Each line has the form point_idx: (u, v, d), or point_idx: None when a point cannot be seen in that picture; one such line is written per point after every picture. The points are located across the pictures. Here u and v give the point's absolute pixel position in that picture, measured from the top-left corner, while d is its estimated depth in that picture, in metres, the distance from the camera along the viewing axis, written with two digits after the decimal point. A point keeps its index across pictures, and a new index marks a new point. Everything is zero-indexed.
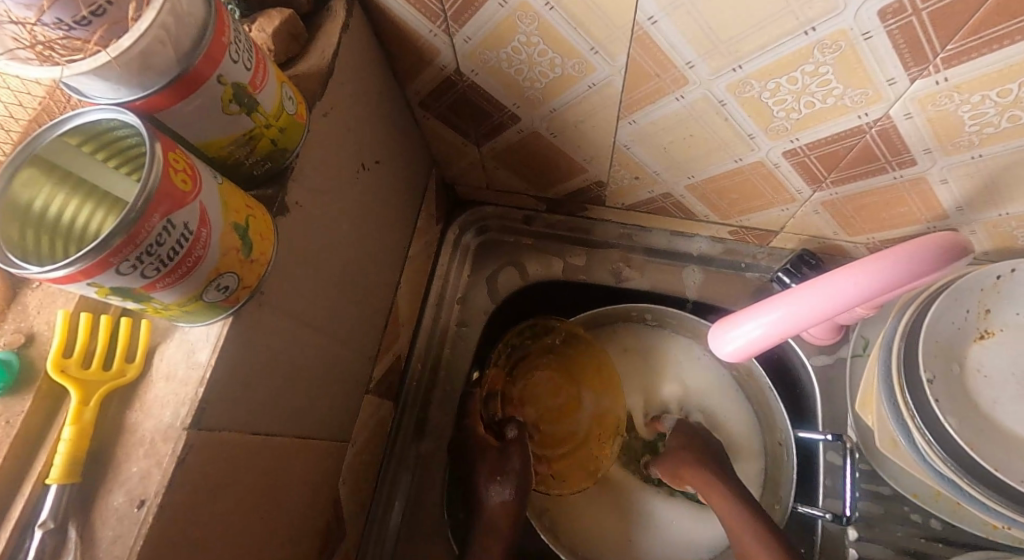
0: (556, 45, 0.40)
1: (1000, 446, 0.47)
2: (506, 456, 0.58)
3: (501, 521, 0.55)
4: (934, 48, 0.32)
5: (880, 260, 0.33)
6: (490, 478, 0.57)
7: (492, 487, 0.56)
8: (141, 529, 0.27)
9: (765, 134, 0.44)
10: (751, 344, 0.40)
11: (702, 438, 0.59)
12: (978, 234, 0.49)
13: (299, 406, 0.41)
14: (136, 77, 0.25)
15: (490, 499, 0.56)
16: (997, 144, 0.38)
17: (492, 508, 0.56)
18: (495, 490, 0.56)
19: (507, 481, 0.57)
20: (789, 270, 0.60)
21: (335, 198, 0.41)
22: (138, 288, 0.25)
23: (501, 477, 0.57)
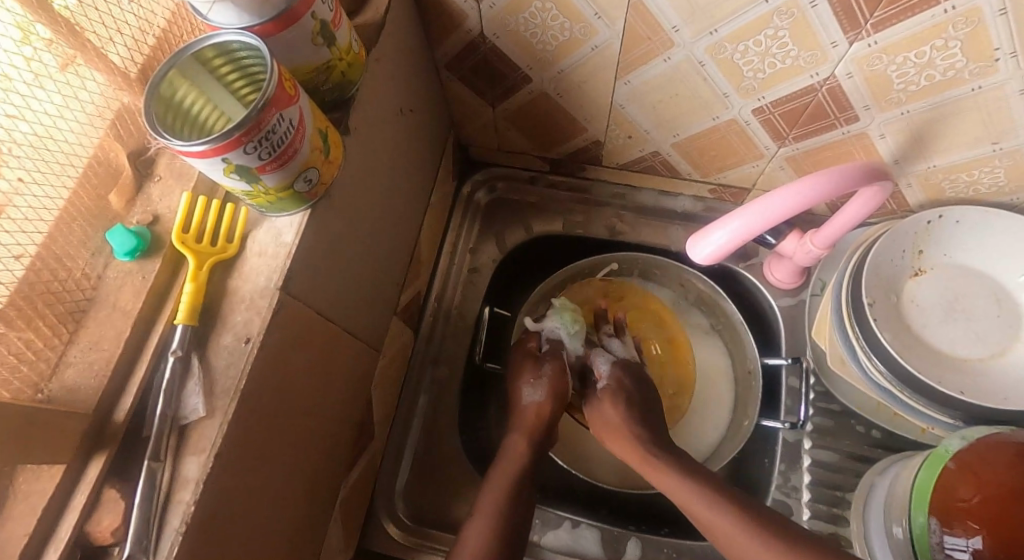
0: (566, 11, 0.49)
1: (929, 361, 0.56)
2: (541, 363, 0.63)
3: (529, 421, 0.60)
4: (864, 15, 0.41)
5: (812, 179, 0.43)
6: (526, 381, 0.62)
7: (526, 389, 0.61)
8: (250, 357, 0.35)
9: (738, 92, 0.53)
10: (719, 250, 0.49)
11: (630, 378, 0.62)
12: (913, 187, 0.58)
13: (347, 304, 0.49)
14: (257, 8, 0.32)
15: (525, 399, 0.61)
16: (920, 100, 0.48)
17: (525, 408, 0.60)
18: (530, 392, 0.61)
19: (539, 384, 0.61)
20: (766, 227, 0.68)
21: (379, 133, 0.49)
22: (253, 170, 0.33)
23: (535, 379, 0.61)
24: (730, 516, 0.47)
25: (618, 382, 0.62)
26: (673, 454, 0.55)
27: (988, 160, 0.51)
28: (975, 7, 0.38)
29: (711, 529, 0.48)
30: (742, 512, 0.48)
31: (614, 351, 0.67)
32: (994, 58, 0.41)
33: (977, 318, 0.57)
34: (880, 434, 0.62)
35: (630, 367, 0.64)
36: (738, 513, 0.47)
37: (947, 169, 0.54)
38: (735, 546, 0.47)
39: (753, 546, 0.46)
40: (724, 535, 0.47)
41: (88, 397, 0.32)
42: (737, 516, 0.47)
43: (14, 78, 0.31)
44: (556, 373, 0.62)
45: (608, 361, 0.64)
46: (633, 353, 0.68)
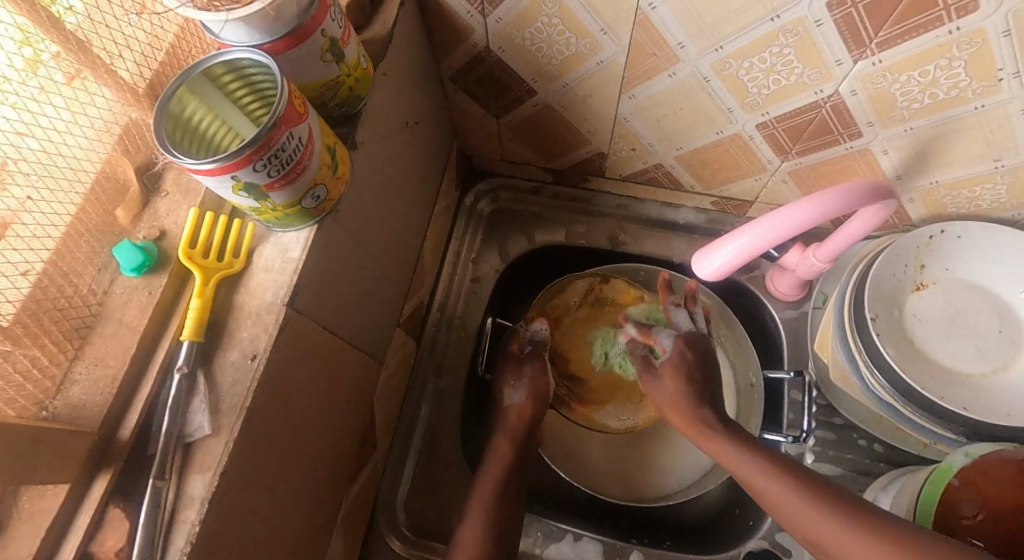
0: (572, 26, 0.49)
1: (931, 376, 0.56)
2: (522, 365, 0.66)
3: (513, 421, 0.62)
4: (869, 34, 0.41)
5: (818, 195, 0.43)
6: (508, 383, 0.65)
7: (509, 390, 0.64)
8: (256, 374, 0.35)
9: (743, 107, 0.53)
10: (725, 265, 0.49)
11: (694, 352, 0.59)
12: (915, 202, 0.59)
13: (351, 318, 0.48)
14: (268, 25, 0.32)
15: (508, 401, 0.63)
16: (924, 117, 0.48)
17: (509, 409, 0.63)
18: (513, 393, 0.64)
19: (520, 385, 0.64)
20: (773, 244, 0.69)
21: (384, 146, 0.49)
22: (262, 187, 0.33)
23: (514, 381, 0.65)
24: (790, 484, 0.45)
25: (682, 360, 0.59)
26: (731, 425, 0.53)
27: (990, 177, 0.52)
28: (979, 28, 0.38)
29: (755, 485, 0.47)
30: (786, 471, 0.46)
31: (693, 321, 0.63)
32: (998, 77, 0.42)
33: (979, 333, 0.57)
34: (882, 448, 0.62)
35: (697, 341, 0.61)
36: (770, 464, 0.47)
37: (950, 185, 0.55)
38: (798, 520, 0.43)
39: (817, 519, 0.42)
40: (766, 497, 0.46)
41: (93, 416, 0.32)
42: (790, 483, 0.45)
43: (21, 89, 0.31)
44: (535, 373, 0.65)
45: (672, 338, 0.61)
46: (701, 326, 0.63)
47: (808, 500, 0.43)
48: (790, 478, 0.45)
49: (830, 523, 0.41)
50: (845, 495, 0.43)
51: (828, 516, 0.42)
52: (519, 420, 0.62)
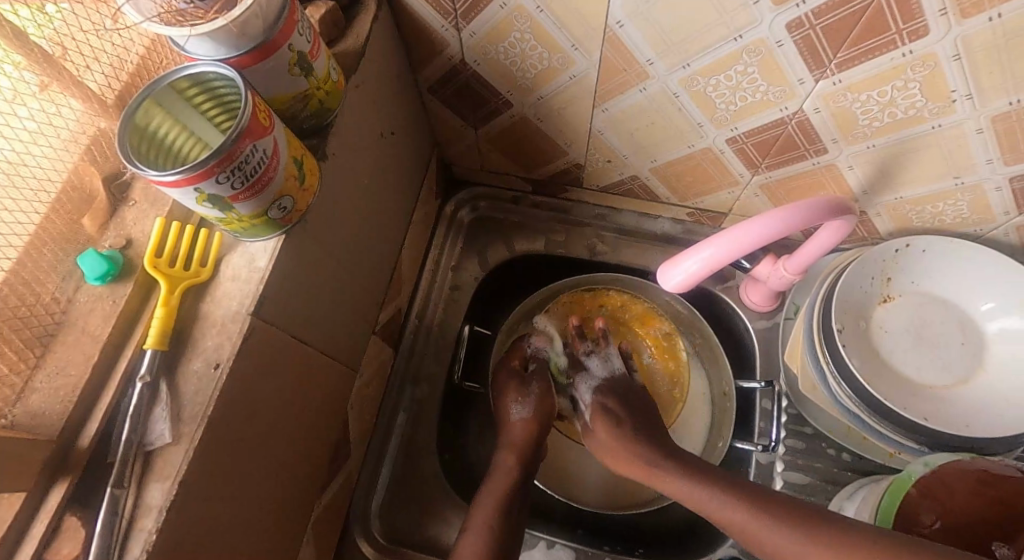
0: (545, 42, 0.50)
1: (896, 387, 0.57)
2: (528, 382, 0.67)
3: (520, 433, 0.63)
4: (828, 55, 0.43)
5: (783, 210, 0.44)
6: (513, 398, 0.65)
7: (515, 406, 0.65)
8: (219, 382, 0.35)
9: (712, 123, 0.55)
10: (691, 278, 0.49)
11: (612, 401, 0.64)
12: (882, 216, 0.60)
13: (323, 327, 0.49)
14: (234, 40, 0.33)
15: (513, 416, 0.64)
16: (885, 135, 0.49)
17: (512, 424, 0.63)
18: (518, 407, 0.65)
19: (527, 402, 0.65)
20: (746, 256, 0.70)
21: (358, 157, 0.50)
22: (226, 199, 0.33)
23: (523, 397, 0.65)
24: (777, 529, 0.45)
25: (606, 410, 0.63)
26: (674, 458, 0.56)
27: (951, 194, 0.53)
28: (931, 51, 0.40)
29: (749, 535, 0.47)
30: (757, 503, 0.47)
31: (591, 370, 0.69)
32: (952, 99, 0.43)
33: (943, 346, 0.58)
34: (850, 458, 0.62)
35: (613, 387, 0.66)
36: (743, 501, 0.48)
37: (914, 200, 0.56)
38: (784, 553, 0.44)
39: (789, 539, 0.44)
40: (744, 532, 0.47)
41: (52, 424, 0.32)
42: (747, 509, 0.47)
43: None
44: (541, 392, 0.66)
45: (591, 389, 0.67)
46: (615, 368, 0.68)
47: (761, 521, 0.46)
48: (741, 504, 0.48)
49: (798, 543, 0.43)
50: (791, 503, 0.47)
51: (803, 538, 0.43)
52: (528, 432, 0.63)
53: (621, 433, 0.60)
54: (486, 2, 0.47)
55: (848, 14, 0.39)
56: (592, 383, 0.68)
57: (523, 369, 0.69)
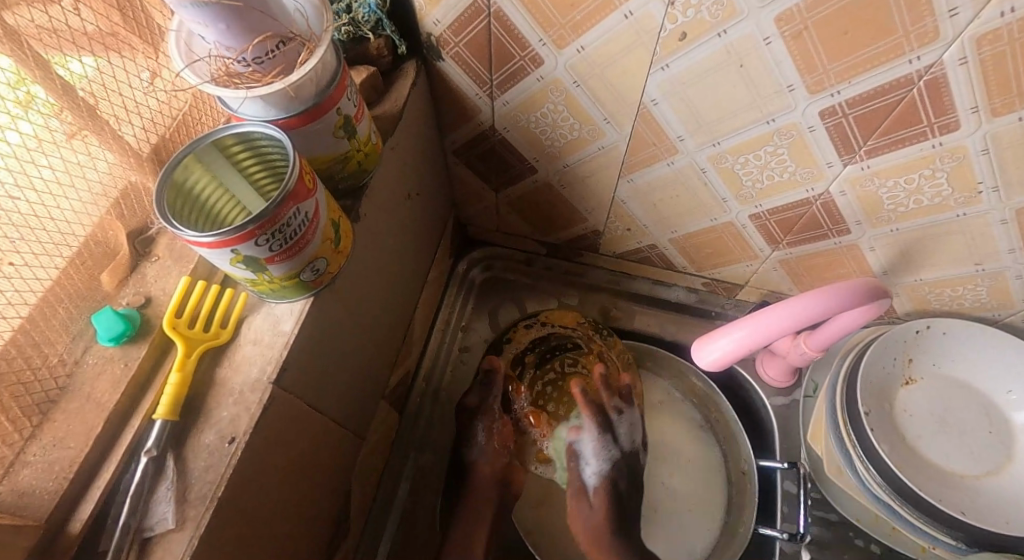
0: (578, 115, 0.51)
1: (925, 474, 0.55)
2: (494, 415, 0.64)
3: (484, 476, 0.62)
4: (858, 142, 0.44)
5: (820, 292, 0.43)
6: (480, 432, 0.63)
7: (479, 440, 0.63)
8: (233, 459, 0.32)
9: (736, 199, 0.55)
10: (726, 356, 0.47)
11: (624, 483, 0.61)
12: (901, 296, 0.60)
13: (335, 392, 0.46)
14: (285, 102, 0.32)
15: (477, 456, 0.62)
16: (909, 220, 0.50)
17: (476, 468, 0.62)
18: (477, 450, 0.62)
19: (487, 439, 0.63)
20: None
21: (385, 217, 0.49)
22: (262, 260, 0.31)
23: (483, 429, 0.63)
24: None
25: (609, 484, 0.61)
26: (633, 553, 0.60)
27: (972, 279, 0.54)
28: (961, 145, 0.41)
29: None
30: None
31: (619, 438, 0.62)
32: (978, 190, 0.44)
33: (968, 433, 0.57)
34: (880, 549, 0.58)
35: (625, 467, 0.62)
36: None
37: (934, 283, 0.56)
38: None
39: None
40: None
41: (41, 506, 0.28)
42: None
43: (27, 139, 0.30)
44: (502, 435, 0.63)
45: (610, 461, 0.61)
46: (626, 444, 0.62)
47: None
48: None
49: None
50: None
51: None
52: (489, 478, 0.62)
53: (585, 525, 0.60)
54: (524, 74, 0.48)
55: (881, 106, 0.40)
56: (614, 454, 0.62)
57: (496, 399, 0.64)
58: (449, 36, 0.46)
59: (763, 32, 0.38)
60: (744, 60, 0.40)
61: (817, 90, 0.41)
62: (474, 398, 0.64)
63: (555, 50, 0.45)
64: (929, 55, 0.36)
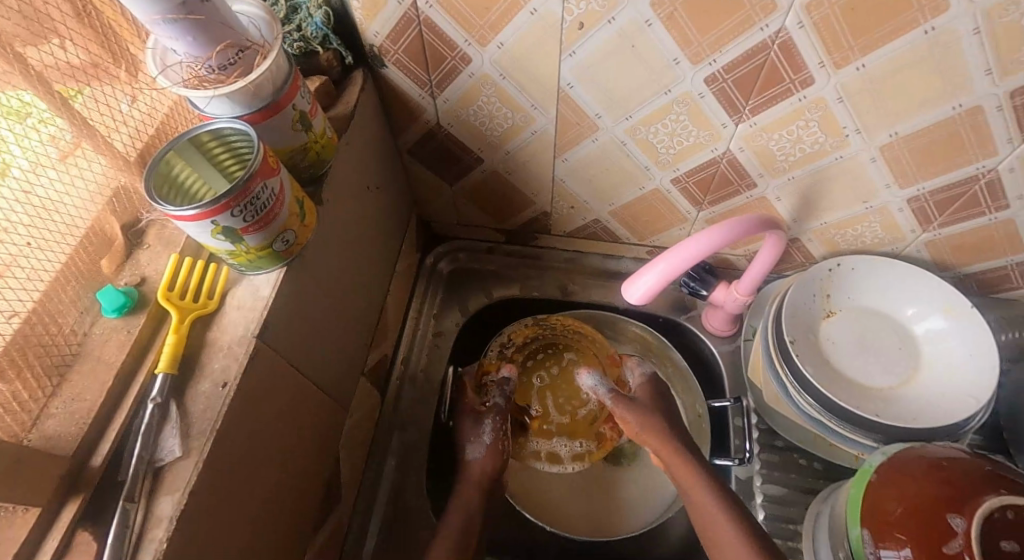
0: (508, 103, 0.58)
1: (849, 391, 0.62)
2: (482, 420, 0.67)
3: (478, 473, 0.64)
4: (742, 102, 0.52)
5: (719, 225, 0.49)
6: (469, 440, 0.66)
7: (470, 448, 0.66)
8: (227, 399, 0.38)
9: (657, 166, 0.63)
10: (649, 292, 0.51)
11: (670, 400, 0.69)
12: (813, 241, 0.68)
13: (316, 359, 0.52)
14: (247, 99, 0.39)
15: (470, 456, 0.65)
16: (801, 168, 0.58)
17: (474, 464, 0.64)
18: (474, 449, 0.65)
19: (480, 443, 0.66)
20: (695, 281, 0.72)
21: (348, 206, 0.56)
22: (238, 230, 0.37)
23: (485, 425, 0.67)
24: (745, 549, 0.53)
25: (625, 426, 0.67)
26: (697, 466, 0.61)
27: (863, 217, 0.62)
28: (820, 96, 0.49)
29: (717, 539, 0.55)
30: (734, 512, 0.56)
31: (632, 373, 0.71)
32: (845, 134, 0.52)
33: (884, 353, 0.64)
34: (822, 465, 0.66)
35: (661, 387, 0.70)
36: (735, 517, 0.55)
37: (836, 225, 0.65)
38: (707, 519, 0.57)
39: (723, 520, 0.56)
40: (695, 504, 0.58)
41: (67, 445, 0.34)
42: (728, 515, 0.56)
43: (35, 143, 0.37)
44: (496, 434, 0.66)
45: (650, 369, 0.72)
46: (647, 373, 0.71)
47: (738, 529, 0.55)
48: None
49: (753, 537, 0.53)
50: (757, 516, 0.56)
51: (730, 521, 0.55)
52: (483, 474, 0.64)
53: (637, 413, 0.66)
54: (457, 73, 0.56)
55: (751, 68, 0.48)
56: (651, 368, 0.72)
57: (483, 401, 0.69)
58: (389, 45, 0.54)
59: (644, 15, 0.46)
60: (634, 41, 0.48)
61: (698, 61, 0.49)
62: (478, 402, 0.69)
63: (480, 48, 0.52)
64: (774, 23, 0.44)
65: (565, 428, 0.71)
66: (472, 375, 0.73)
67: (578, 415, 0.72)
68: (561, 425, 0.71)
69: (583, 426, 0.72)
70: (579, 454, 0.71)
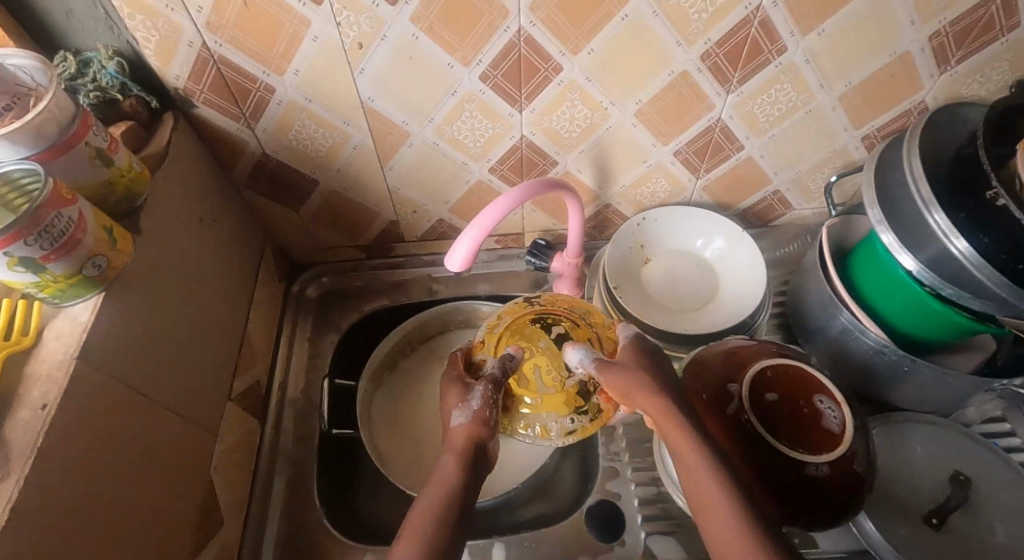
0: (322, 124, 0.64)
1: (671, 318, 0.73)
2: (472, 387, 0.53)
3: (462, 442, 0.49)
4: (517, 92, 0.62)
5: (511, 192, 0.57)
6: (454, 405, 0.52)
7: (454, 414, 0.51)
8: (48, 417, 0.40)
9: (472, 159, 0.71)
10: (468, 256, 0.56)
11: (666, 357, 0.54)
12: (622, 204, 0.80)
13: (168, 382, 0.53)
14: (32, 140, 0.42)
15: (452, 423, 0.51)
16: (585, 141, 0.69)
17: (456, 433, 0.50)
18: (458, 415, 0.51)
19: (468, 408, 0.51)
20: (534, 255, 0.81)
21: (181, 237, 0.58)
22: (37, 259, 0.40)
23: (473, 396, 0.52)
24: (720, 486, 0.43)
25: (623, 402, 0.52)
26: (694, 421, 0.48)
27: (648, 175, 0.75)
28: (572, 79, 0.61)
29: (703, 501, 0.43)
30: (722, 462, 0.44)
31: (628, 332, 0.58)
32: (605, 107, 0.65)
33: (691, 282, 0.76)
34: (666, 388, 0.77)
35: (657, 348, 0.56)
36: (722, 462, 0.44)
37: (631, 186, 0.77)
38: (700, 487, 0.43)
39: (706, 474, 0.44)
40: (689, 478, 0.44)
41: None
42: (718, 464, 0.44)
43: None
44: (489, 397, 0.52)
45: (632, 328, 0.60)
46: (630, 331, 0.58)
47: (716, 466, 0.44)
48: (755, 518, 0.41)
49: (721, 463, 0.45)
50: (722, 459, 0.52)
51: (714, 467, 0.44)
52: (468, 443, 0.49)
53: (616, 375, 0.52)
54: (265, 102, 0.61)
55: (511, 63, 0.58)
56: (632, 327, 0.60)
57: (472, 375, 0.56)
58: (192, 86, 0.58)
59: (409, 30, 0.55)
60: (410, 53, 0.57)
61: (467, 63, 0.58)
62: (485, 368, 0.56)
63: (278, 76, 0.58)
64: (512, 24, 0.55)
65: (557, 400, 0.57)
66: (457, 360, 0.58)
67: (567, 386, 0.57)
68: (547, 398, 0.57)
69: (576, 397, 0.57)
70: (572, 431, 0.58)
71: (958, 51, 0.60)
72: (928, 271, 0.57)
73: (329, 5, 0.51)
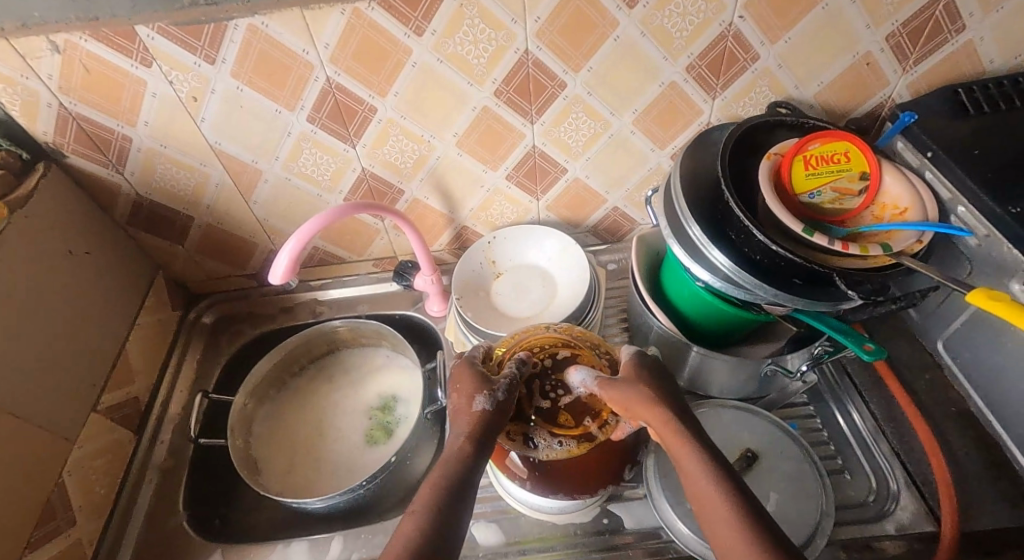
0: (181, 166, 0.74)
1: (508, 324, 0.80)
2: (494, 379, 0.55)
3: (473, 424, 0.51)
4: (344, 131, 0.72)
5: (326, 212, 0.66)
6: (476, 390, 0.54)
7: (476, 398, 0.53)
8: None
9: (325, 191, 0.80)
10: (286, 265, 0.64)
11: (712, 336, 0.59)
12: (477, 225, 0.89)
13: (15, 393, 0.61)
14: None
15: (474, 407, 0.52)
16: (421, 170, 0.78)
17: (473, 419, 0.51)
18: (482, 400, 0.53)
19: (489, 395, 0.53)
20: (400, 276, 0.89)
21: (42, 269, 0.68)
22: None
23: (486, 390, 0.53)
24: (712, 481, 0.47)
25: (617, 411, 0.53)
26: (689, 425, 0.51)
27: (490, 199, 0.84)
28: (388, 117, 0.70)
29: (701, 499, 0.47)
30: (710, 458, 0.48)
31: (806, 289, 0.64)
32: (427, 139, 0.74)
33: (532, 291, 0.84)
34: None
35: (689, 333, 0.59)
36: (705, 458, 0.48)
37: (479, 209, 0.86)
38: (695, 487, 0.47)
39: (703, 476, 0.47)
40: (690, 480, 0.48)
41: None
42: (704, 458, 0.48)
43: None
44: (507, 392, 0.54)
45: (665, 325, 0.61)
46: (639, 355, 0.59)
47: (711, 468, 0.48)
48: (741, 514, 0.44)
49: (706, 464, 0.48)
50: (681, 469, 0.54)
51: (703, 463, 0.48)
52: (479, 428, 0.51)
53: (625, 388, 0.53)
54: (127, 150, 0.71)
55: (330, 106, 0.68)
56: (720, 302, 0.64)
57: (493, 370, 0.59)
58: (59, 139, 0.68)
59: (232, 84, 0.65)
60: (240, 102, 0.67)
61: (292, 108, 0.68)
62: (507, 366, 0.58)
63: (131, 127, 0.68)
64: (318, 75, 0.65)
65: (550, 415, 0.56)
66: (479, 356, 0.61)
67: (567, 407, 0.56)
68: (549, 411, 0.56)
69: (568, 415, 0.56)
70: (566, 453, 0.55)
71: (718, 80, 0.71)
72: (717, 278, 0.63)
73: (158, 67, 0.62)
